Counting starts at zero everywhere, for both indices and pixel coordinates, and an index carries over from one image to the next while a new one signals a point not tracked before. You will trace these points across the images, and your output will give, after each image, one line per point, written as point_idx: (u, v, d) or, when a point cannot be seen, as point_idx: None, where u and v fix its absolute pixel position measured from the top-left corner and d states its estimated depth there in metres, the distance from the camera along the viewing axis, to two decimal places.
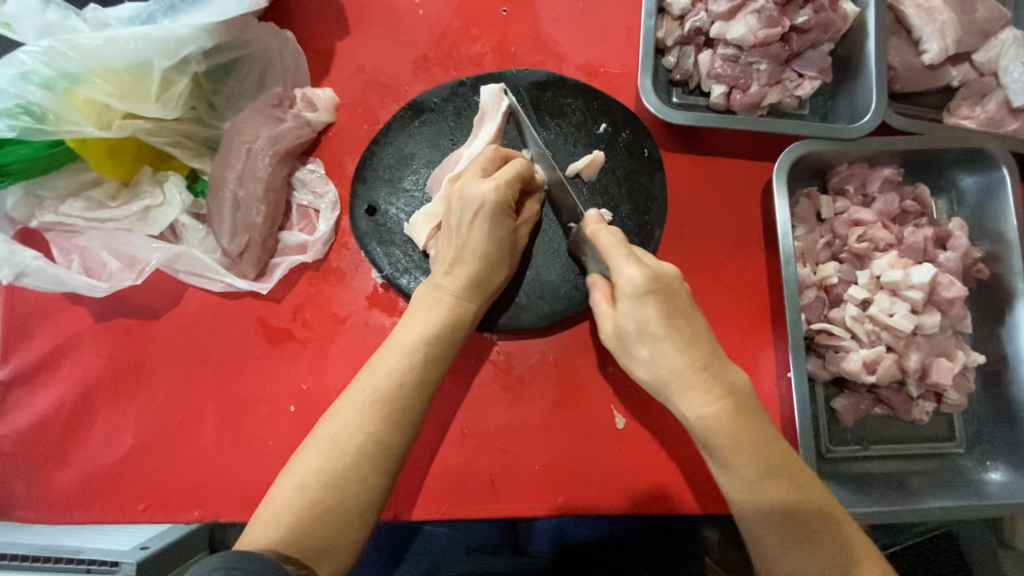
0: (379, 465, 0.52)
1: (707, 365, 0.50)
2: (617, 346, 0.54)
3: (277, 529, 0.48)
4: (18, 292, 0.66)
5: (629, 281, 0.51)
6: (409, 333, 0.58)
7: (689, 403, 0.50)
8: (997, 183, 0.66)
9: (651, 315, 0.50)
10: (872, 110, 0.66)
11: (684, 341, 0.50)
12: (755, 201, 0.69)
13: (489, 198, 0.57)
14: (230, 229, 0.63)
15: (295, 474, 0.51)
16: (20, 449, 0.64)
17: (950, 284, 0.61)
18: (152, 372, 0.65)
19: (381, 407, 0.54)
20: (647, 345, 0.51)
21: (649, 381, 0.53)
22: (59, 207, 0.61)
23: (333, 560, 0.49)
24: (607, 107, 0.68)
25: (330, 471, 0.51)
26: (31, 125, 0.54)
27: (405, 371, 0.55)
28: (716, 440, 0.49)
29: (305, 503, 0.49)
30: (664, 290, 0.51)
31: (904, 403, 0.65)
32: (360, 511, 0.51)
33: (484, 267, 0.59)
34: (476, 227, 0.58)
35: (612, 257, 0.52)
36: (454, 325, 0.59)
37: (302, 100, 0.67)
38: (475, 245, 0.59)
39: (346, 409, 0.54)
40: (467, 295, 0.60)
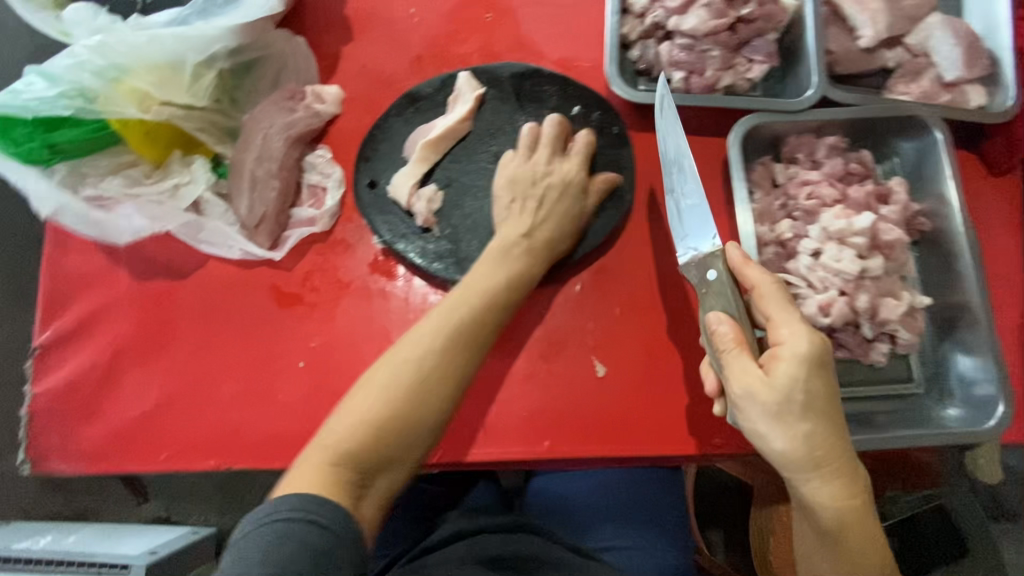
0: (445, 388, 0.58)
1: (840, 452, 0.57)
2: (773, 410, 0.55)
3: (353, 426, 0.55)
4: (58, 268, 0.74)
5: (801, 354, 0.55)
6: (483, 278, 0.65)
7: (823, 484, 0.57)
8: (931, 146, 0.74)
9: (803, 393, 0.55)
10: (812, 86, 0.75)
11: (836, 421, 0.57)
12: (717, 171, 0.77)
13: (571, 175, 0.70)
14: (249, 203, 0.71)
15: (369, 392, 0.57)
16: (55, 405, 0.71)
17: (890, 230, 0.69)
18: (175, 334, 0.73)
19: (458, 334, 0.60)
20: (789, 425, 0.55)
21: (789, 454, 0.56)
22: (100, 183, 0.69)
23: (392, 473, 0.56)
24: (579, 93, 0.77)
25: (414, 389, 0.57)
26: (83, 106, 0.63)
27: (478, 304, 0.63)
28: (837, 517, 0.57)
29: (385, 413, 0.56)
30: (818, 381, 0.55)
31: (861, 345, 0.71)
32: (418, 432, 0.57)
33: (556, 233, 0.69)
34: (558, 200, 0.69)
35: (780, 321, 0.58)
36: (520, 276, 0.66)
37: (312, 94, 0.77)
38: (551, 214, 0.68)
39: (421, 330, 0.60)
40: (538, 255, 0.67)
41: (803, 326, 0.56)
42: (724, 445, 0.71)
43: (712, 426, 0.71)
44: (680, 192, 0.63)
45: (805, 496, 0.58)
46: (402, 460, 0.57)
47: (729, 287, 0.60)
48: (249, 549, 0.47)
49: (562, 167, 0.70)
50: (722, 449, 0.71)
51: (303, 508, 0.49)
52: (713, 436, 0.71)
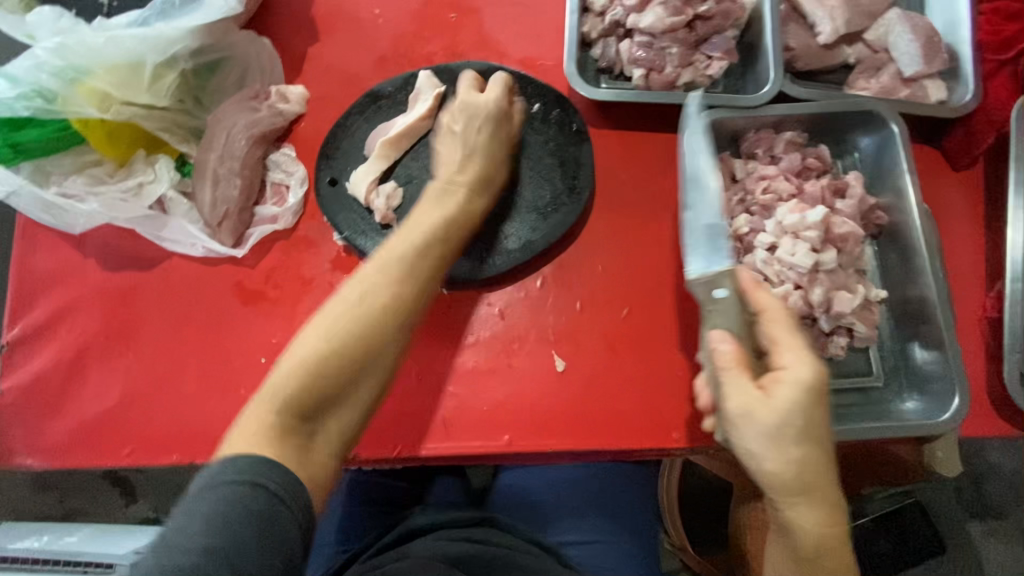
0: (389, 323, 0.58)
1: (826, 479, 0.54)
2: (765, 432, 0.52)
3: (298, 376, 0.54)
4: (27, 266, 0.75)
5: (801, 379, 0.52)
6: (427, 217, 0.65)
7: (807, 512, 0.54)
8: (889, 141, 0.74)
9: (799, 423, 0.51)
10: (771, 81, 0.75)
11: (828, 449, 0.54)
12: (677, 167, 0.78)
13: (489, 104, 0.70)
14: (211, 201, 0.73)
15: (312, 334, 0.57)
16: (21, 400, 0.72)
17: (842, 223, 0.69)
18: (140, 330, 0.74)
19: (399, 274, 0.60)
20: (781, 450, 0.52)
21: (775, 479, 0.53)
22: (64, 181, 0.71)
23: (348, 411, 0.57)
24: (540, 91, 0.78)
25: (353, 326, 0.56)
26: (42, 106, 0.65)
27: (426, 243, 0.62)
28: (817, 547, 0.55)
29: (324, 355, 0.55)
30: (814, 411, 0.52)
31: (819, 339, 0.71)
32: (368, 371, 0.57)
33: (490, 165, 0.69)
34: (483, 132, 0.69)
35: (782, 343, 0.55)
36: (466, 212, 0.67)
37: (276, 94, 0.78)
38: (481, 144, 0.69)
39: (364, 275, 0.59)
40: (477, 189, 0.68)
41: (808, 355, 0.53)
42: (682, 440, 0.70)
43: (670, 421, 0.71)
44: (698, 210, 0.60)
45: (786, 522, 0.55)
46: (354, 398, 0.57)
47: (738, 305, 0.57)
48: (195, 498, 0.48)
49: (483, 98, 0.71)
50: (678, 444, 0.70)
51: (254, 468, 0.49)
52: (671, 431, 0.70)
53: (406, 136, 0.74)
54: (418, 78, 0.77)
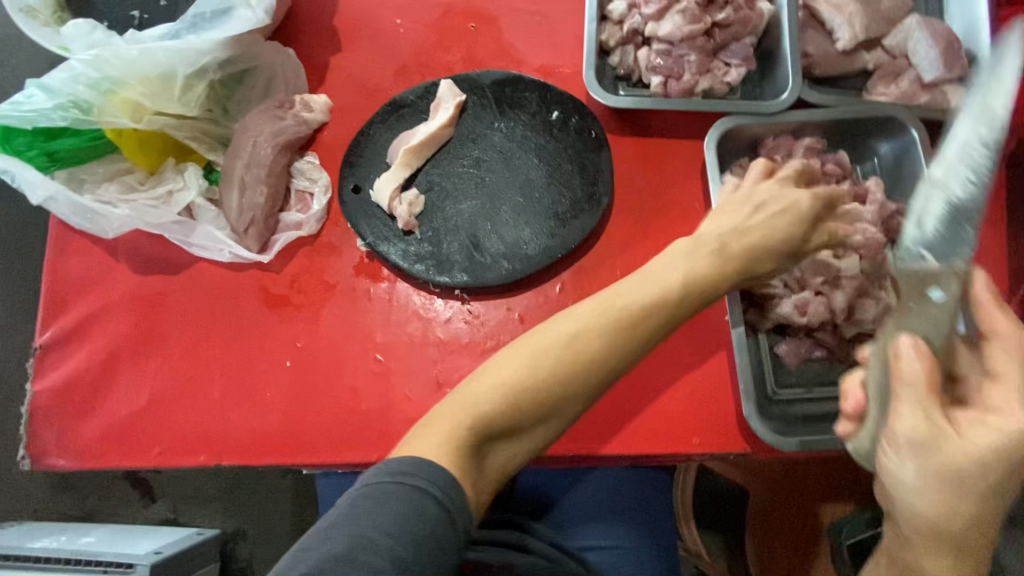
0: (597, 376, 0.54)
1: (984, 530, 0.51)
2: (935, 465, 0.49)
3: (499, 390, 0.51)
4: (59, 271, 0.78)
5: (1005, 436, 0.48)
6: (666, 268, 0.60)
7: (939, 555, 0.52)
8: (909, 146, 0.74)
9: (984, 475, 0.48)
10: (789, 88, 0.76)
11: (1000, 503, 0.51)
12: (696, 173, 0.78)
13: (802, 201, 0.65)
14: (238, 208, 0.74)
15: (514, 351, 0.53)
16: (53, 402, 0.74)
17: (864, 230, 0.69)
18: (169, 334, 0.75)
19: (622, 322, 0.55)
20: (946, 492, 0.49)
21: (925, 514, 0.51)
22: (96, 189, 0.73)
23: (507, 450, 0.53)
24: (559, 98, 0.79)
25: (539, 367, 0.52)
26: (79, 116, 0.67)
27: (652, 302, 0.57)
28: None
29: (525, 385, 0.51)
30: (1009, 468, 0.48)
31: (840, 345, 0.71)
32: (545, 412, 0.52)
33: (757, 256, 0.63)
34: (767, 216, 0.64)
35: (995, 393, 0.50)
36: (716, 276, 0.61)
37: (300, 103, 0.79)
38: (766, 232, 0.63)
39: (584, 305, 0.57)
40: (738, 261, 0.62)
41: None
42: (702, 445, 0.70)
43: (689, 426, 0.71)
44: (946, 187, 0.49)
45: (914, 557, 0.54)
46: (527, 435, 0.53)
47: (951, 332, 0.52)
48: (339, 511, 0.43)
49: (796, 194, 0.66)
50: (698, 449, 0.70)
51: (395, 471, 0.45)
52: (692, 437, 0.71)
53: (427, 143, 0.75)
54: (440, 89, 0.78)
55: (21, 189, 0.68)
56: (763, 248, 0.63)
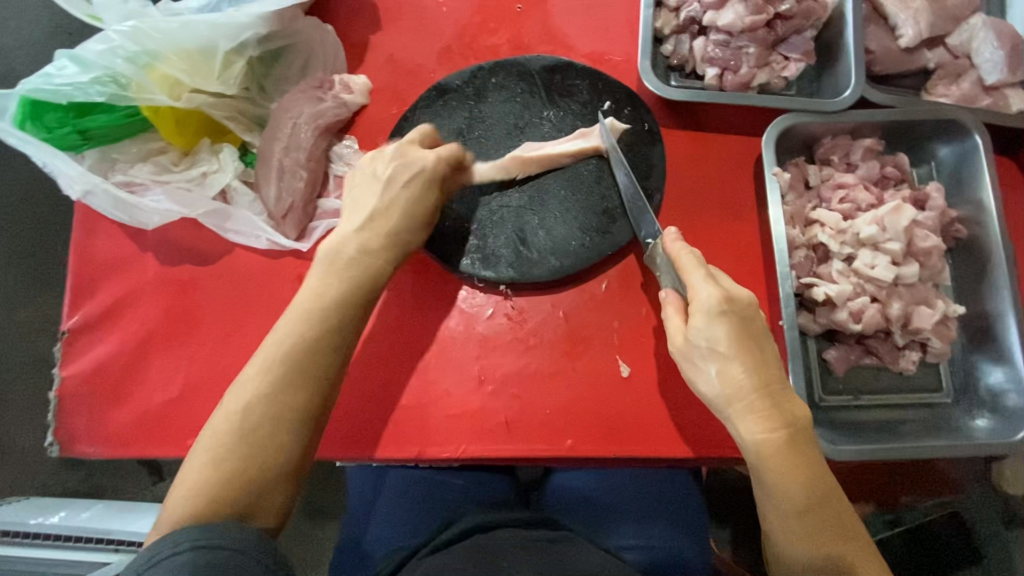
0: (300, 392, 0.56)
1: (765, 391, 0.57)
2: (683, 356, 0.61)
3: (225, 433, 0.54)
4: (86, 252, 0.75)
5: (706, 301, 0.58)
6: (328, 291, 0.61)
7: (744, 427, 0.57)
8: (971, 151, 0.72)
9: (723, 335, 0.58)
10: (851, 86, 0.73)
11: (750, 363, 0.57)
12: (750, 171, 0.76)
13: (426, 167, 0.66)
14: (276, 193, 0.71)
15: (210, 431, 0.55)
16: (83, 388, 0.72)
17: (926, 237, 0.68)
18: (202, 321, 0.73)
19: (292, 351, 0.57)
20: (718, 363, 0.58)
21: (710, 396, 0.59)
22: (129, 169, 0.69)
23: (269, 512, 0.54)
24: (610, 88, 0.76)
25: (251, 413, 0.55)
26: (116, 92, 0.64)
27: (315, 320, 0.59)
28: (762, 459, 0.57)
29: (234, 457, 0.53)
30: (733, 323, 0.58)
31: (891, 352, 0.70)
32: (284, 460, 0.55)
33: (403, 229, 0.65)
34: (401, 197, 0.65)
35: (691, 275, 0.61)
36: (368, 282, 0.62)
37: (339, 84, 0.76)
38: (399, 206, 0.65)
39: (267, 349, 0.58)
40: (380, 251, 0.63)
41: (706, 277, 0.60)
42: None
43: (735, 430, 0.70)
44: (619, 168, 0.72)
45: (742, 442, 0.58)
46: (276, 485, 0.54)
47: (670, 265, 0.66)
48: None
49: (423, 158, 0.66)
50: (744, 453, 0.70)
51: (189, 539, 0.48)
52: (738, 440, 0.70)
53: (398, 163, 0.66)
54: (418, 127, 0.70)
55: (58, 179, 0.67)
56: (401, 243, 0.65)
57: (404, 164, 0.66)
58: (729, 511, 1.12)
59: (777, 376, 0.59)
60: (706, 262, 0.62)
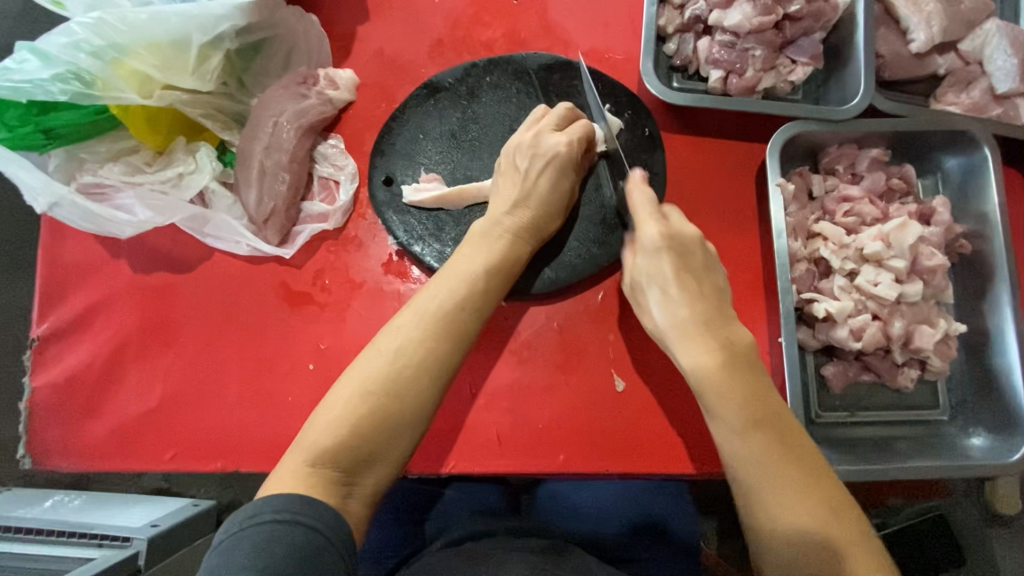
0: (434, 378, 0.57)
1: (703, 316, 0.58)
2: (632, 293, 0.63)
3: (334, 434, 0.54)
4: (56, 255, 0.71)
5: (648, 236, 0.60)
6: (468, 262, 0.62)
7: (685, 353, 0.57)
8: (979, 164, 0.70)
9: (663, 266, 0.59)
10: (860, 94, 0.70)
11: (687, 292, 0.59)
12: (751, 180, 0.73)
13: (561, 150, 0.65)
14: (257, 197, 0.67)
15: (345, 388, 0.56)
16: (55, 399, 0.68)
17: (931, 255, 0.66)
18: (180, 330, 0.70)
19: (440, 323, 0.59)
20: (658, 294, 0.60)
21: (655, 330, 0.61)
22: (99, 170, 0.66)
23: (362, 496, 0.54)
24: (610, 89, 0.72)
25: (392, 379, 0.56)
26: (80, 90, 0.59)
27: (467, 294, 0.60)
28: (705, 381, 0.56)
29: (365, 410, 0.55)
30: (675, 252, 0.60)
31: (891, 369, 0.69)
32: (409, 424, 0.56)
33: (543, 214, 0.65)
34: (542, 177, 0.65)
35: (638, 211, 0.62)
36: (508, 261, 0.63)
37: (325, 79, 0.72)
38: (539, 189, 0.64)
39: (406, 320, 0.59)
40: (523, 235, 0.64)
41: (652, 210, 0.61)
42: None
43: None
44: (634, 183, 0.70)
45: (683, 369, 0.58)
46: (388, 456, 0.56)
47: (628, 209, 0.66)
48: (244, 549, 0.46)
49: (553, 140, 0.65)
50: None
51: (289, 508, 0.49)
52: None
53: (527, 149, 0.65)
54: (556, 106, 0.69)
55: (21, 191, 0.62)
56: (538, 227, 0.65)
57: (534, 150, 0.65)
58: (718, 513, 1.11)
59: (720, 306, 0.59)
60: (659, 202, 0.62)
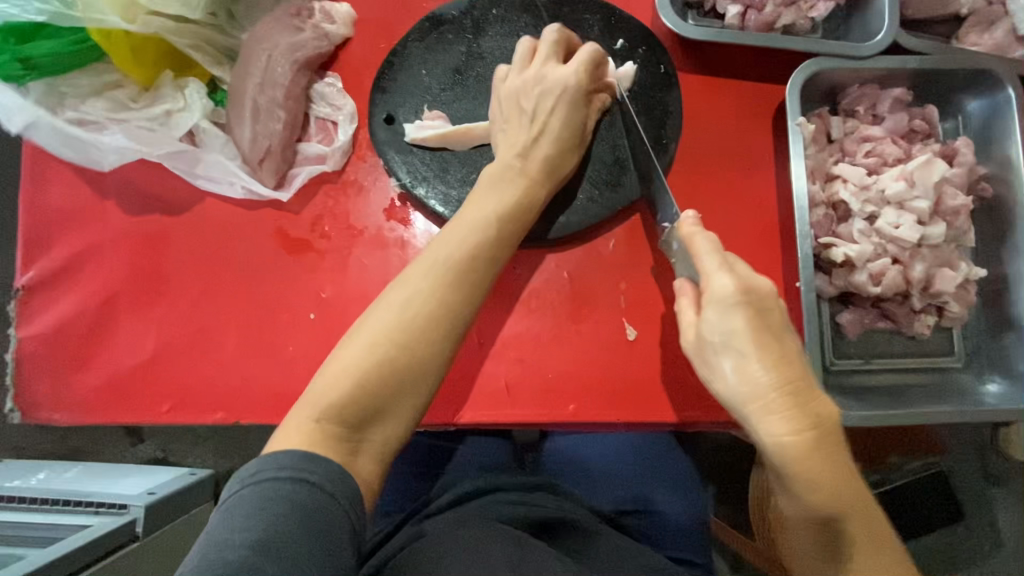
0: (447, 329, 0.56)
1: (794, 383, 0.48)
2: (695, 352, 0.54)
3: (343, 387, 0.52)
4: (38, 201, 0.67)
5: (719, 291, 0.51)
6: (478, 210, 0.60)
7: (767, 430, 0.48)
8: (1002, 104, 0.68)
9: (739, 326, 0.50)
10: (884, 30, 0.67)
11: (769, 356, 0.49)
12: (768, 122, 0.70)
13: (570, 80, 0.62)
14: (250, 135, 0.64)
15: (356, 340, 0.55)
16: (43, 350, 0.65)
17: (955, 195, 0.65)
18: (173, 279, 0.66)
19: (452, 274, 0.57)
20: (732, 359, 0.50)
21: (721, 396, 0.52)
22: (81, 105, 0.62)
23: (373, 452, 0.53)
24: (623, 25, 0.69)
25: (401, 329, 0.55)
26: (59, 11, 0.56)
27: (477, 242, 0.59)
28: (790, 471, 0.48)
29: (375, 360, 0.54)
30: (754, 310, 0.50)
31: (908, 315, 0.68)
32: (422, 377, 0.55)
33: (558, 151, 0.63)
34: (554, 112, 0.63)
35: (705, 262, 0.53)
36: (524, 205, 0.61)
37: (320, 12, 0.67)
38: (552, 126, 0.63)
39: (416, 274, 0.57)
40: (540, 177, 0.62)
41: (722, 263, 0.52)
42: None
43: None
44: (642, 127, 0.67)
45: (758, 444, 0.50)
46: (398, 411, 0.55)
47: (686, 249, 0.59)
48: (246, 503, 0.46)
49: (559, 71, 0.63)
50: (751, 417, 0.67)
51: (292, 466, 0.47)
52: None
53: (532, 87, 0.63)
54: (546, 30, 0.65)
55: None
56: (552, 168, 0.63)
57: (540, 86, 0.63)
58: (724, 477, 1.10)
59: (805, 374, 0.49)
60: (725, 249, 0.54)
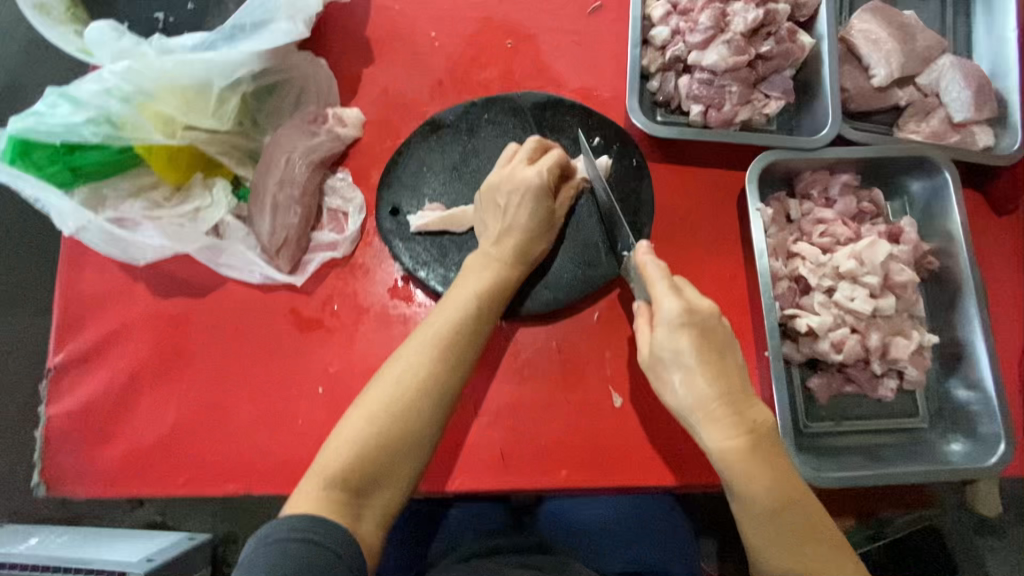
0: (436, 400, 0.61)
1: (728, 395, 0.59)
2: (650, 365, 0.63)
3: (344, 457, 0.57)
4: (74, 287, 0.74)
5: (668, 313, 0.60)
6: (463, 291, 0.67)
7: (709, 434, 0.59)
8: (941, 187, 0.76)
9: (683, 346, 0.59)
10: (828, 126, 0.76)
11: (711, 372, 0.59)
12: (733, 204, 0.79)
13: (534, 180, 0.68)
14: (270, 228, 0.72)
15: (354, 416, 0.60)
16: (70, 426, 0.70)
17: (901, 270, 0.72)
18: (194, 356, 0.72)
19: (443, 345, 0.63)
20: (680, 374, 0.60)
21: (674, 406, 0.62)
22: (119, 205, 0.70)
23: (373, 516, 0.58)
24: (601, 124, 0.78)
25: (395, 403, 0.60)
26: (110, 132, 0.64)
27: (461, 319, 0.64)
28: (732, 467, 0.58)
29: (374, 431, 0.59)
30: (699, 330, 0.60)
31: (871, 380, 0.73)
32: (416, 448, 0.60)
33: (528, 238, 0.69)
34: (523, 207, 0.68)
35: (655, 287, 0.62)
36: (500, 286, 0.68)
37: (333, 117, 0.76)
38: (521, 220, 0.68)
39: (411, 349, 0.63)
40: (512, 260, 0.69)
41: (670, 287, 0.61)
42: None
43: None
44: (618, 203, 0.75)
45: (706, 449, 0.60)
46: (395, 477, 0.59)
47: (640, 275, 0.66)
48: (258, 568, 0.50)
49: (524, 172, 0.69)
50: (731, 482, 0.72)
51: (302, 529, 0.52)
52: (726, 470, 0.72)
53: (504, 186, 0.69)
54: (527, 140, 0.73)
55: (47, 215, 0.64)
56: (525, 251, 0.69)
57: (512, 186, 0.69)
58: (720, 532, 1.12)
59: (742, 386, 0.60)
60: (672, 272, 0.63)
